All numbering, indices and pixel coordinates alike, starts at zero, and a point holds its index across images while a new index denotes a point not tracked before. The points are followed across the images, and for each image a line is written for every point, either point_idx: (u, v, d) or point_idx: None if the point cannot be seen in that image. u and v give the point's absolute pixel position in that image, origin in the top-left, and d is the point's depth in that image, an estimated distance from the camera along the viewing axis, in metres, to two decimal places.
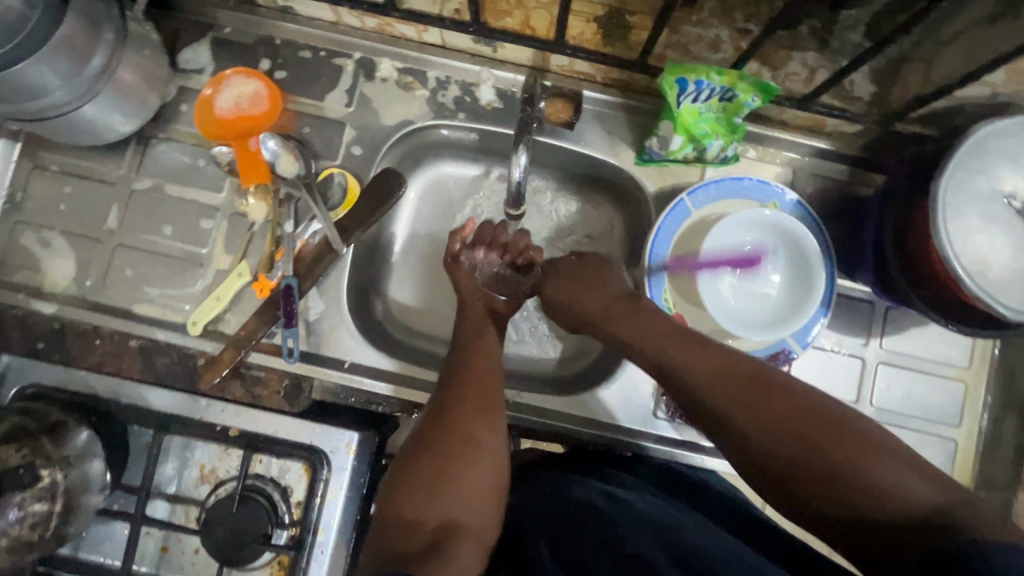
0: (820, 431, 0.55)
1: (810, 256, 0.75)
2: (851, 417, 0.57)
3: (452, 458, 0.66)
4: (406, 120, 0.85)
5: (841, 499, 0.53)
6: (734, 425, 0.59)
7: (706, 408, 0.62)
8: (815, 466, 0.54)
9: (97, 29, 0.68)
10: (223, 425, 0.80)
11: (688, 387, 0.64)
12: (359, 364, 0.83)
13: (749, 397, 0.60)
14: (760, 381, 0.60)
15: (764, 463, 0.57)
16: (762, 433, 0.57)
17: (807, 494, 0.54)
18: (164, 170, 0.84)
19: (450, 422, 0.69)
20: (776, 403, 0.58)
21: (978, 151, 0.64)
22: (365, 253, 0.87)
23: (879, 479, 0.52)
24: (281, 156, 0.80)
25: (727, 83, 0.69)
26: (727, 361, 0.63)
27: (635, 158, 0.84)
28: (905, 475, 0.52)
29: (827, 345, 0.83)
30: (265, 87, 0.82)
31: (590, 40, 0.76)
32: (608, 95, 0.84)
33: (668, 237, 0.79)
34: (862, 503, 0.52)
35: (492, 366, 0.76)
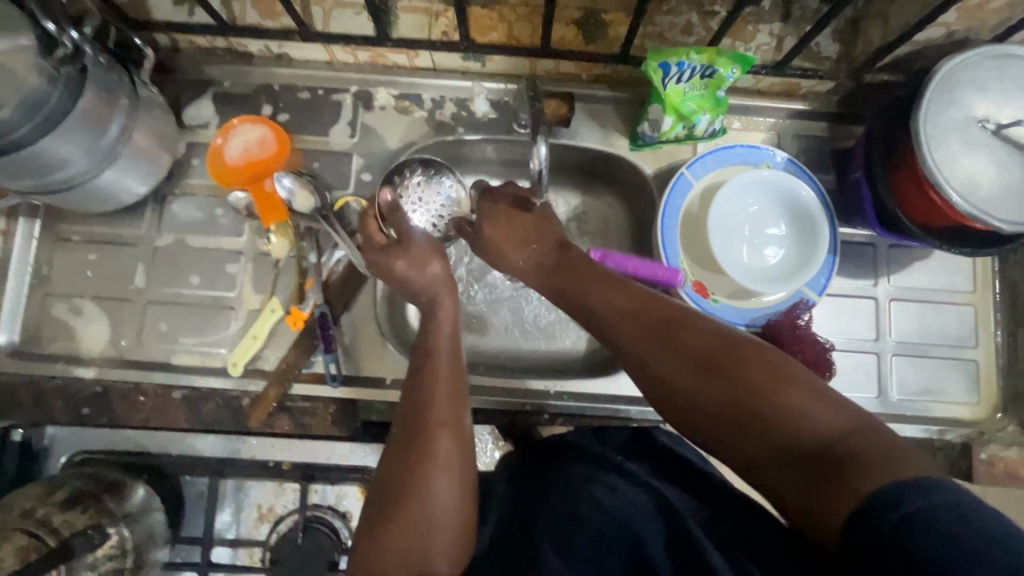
0: (737, 366, 0.54)
1: (810, 206, 0.80)
2: (765, 353, 0.55)
3: (418, 485, 0.55)
4: (409, 141, 0.89)
5: (765, 437, 0.51)
6: (658, 370, 0.58)
7: (627, 355, 0.61)
8: (739, 405, 0.53)
9: (112, 95, 0.71)
10: (274, 461, 0.82)
11: (618, 335, 0.62)
12: (399, 380, 0.84)
13: (669, 339, 0.58)
14: (683, 324, 0.59)
15: (672, 394, 0.57)
16: (680, 375, 0.56)
17: (730, 434, 0.53)
18: (184, 223, 0.87)
19: (417, 441, 0.57)
20: (692, 342, 0.57)
21: (948, 86, 0.69)
22: None
23: (797, 415, 0.50)
24: (297, 193, 0.83)
25: (706, 61, 0.73)
26: (646, 306, 0.62)
27: (630, 145, 0.88)
28: (821, 410, 0.50)
29: (840, 290, 0.87)
30: (271, 131, 0.85)
31: (571, 41, 0.81)
32: (597, 91, 0.88)
33: (676, 211, 0.83)
34: (781, 441, 0.50)
35: (457, 359, 0.65)
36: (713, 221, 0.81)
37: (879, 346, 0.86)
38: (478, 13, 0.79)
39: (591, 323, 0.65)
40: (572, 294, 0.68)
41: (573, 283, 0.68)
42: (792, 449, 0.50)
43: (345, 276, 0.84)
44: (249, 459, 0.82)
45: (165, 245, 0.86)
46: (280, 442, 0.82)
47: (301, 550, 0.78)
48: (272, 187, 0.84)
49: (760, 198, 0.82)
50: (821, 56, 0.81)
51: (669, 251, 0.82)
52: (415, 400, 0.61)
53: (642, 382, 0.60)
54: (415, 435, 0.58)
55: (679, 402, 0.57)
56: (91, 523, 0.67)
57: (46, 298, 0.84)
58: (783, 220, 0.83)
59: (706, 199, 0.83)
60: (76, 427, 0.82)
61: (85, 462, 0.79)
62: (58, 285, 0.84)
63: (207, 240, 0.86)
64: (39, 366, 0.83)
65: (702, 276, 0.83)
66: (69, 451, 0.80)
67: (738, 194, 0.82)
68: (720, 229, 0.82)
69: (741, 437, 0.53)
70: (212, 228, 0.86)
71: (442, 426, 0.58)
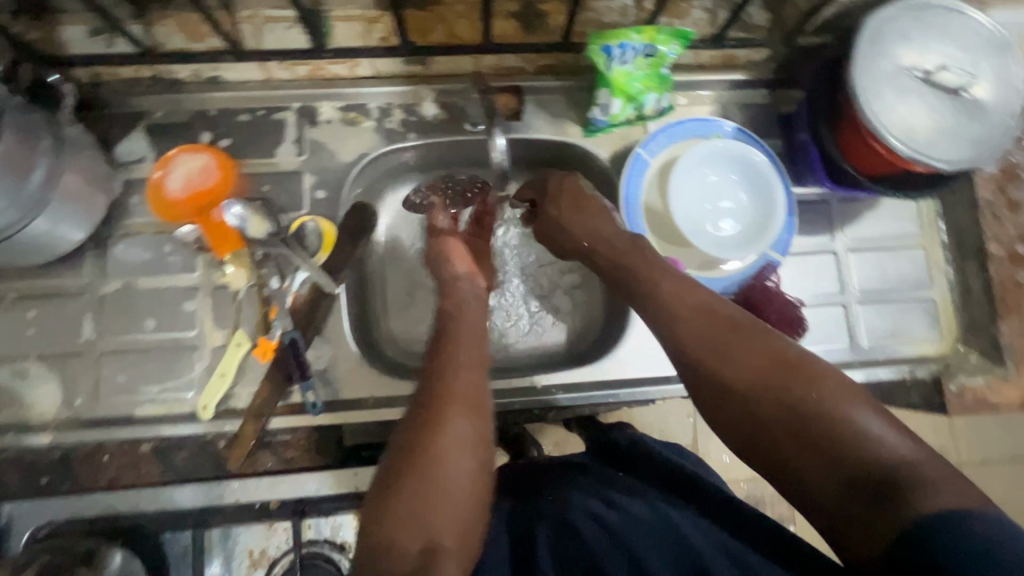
0: (807, 381, 0.49)
1: (764, 171, 0.83)
2: (826, 366, 0.50)
3: (430, 456, 0.51)
4: (359, 153, 0.86)
5: (817, 455, 0.46)
6: (720, 380, 0.53)
7: (696, 365, 0.55)
8: (797, 422, 0.48)
9: (32, 138, 0.66)
10: (261, 502, 0.78)
11: (684, 344, 0.56)
12: (381, 399, 0.80)
13: (738, 351, 0.53)
14: (757, 335, 0.53)
15: (723, 396, 0.52)
16: (744, 386, 0.51)
17: (784, 452, 0.48)
18: (130, 267, 0.81)
19: (433, 415, 0.54)
20: (760, 354, 0.52)
21: (874, 42, 0.72)
22: (357, 291, 0.86)
23: (855, 431, 0.45)
24: (249, 220, 0.77)
25: (648, 39, 0.75)
26: (722, 317, 0.56)
27: (583, 131, 0.88)
28: (891, 439, 0.45)
29: (801, 249, 0.89)
30: (214, 158, 0.79)
31: (512, 35, 0.83)
32: (545, 82, 0.88)
33: (637, 191, 0.84)
34: (830, 459, 0.46)
35: (479, 344, 0.63)
36: (673, 197, 0.83)
37: (844, 297, 0.89)
38: (415, 15, 0.79)
39: (662, 328, 0.59)
40: (652, 308, 0.61)
41: (643, 291, 0.64)
42: (844, 470, 0.45)
43: (312, 299, 0.80)
44: (233, 503, 0.77)
45: (112, 293, 0.80)
46: (260, 485, 0.77)
47: None
48: (220, 216, 0.77)
49: (716, 169, 0.84)
50: (752, 25, 0.84)
51: (636, 230, 0.83)
52: (433, 374, 0.58)
53: (700, 395, 0.55)
54: (431, 410, 0.55)
55: (736, 416, 0.51)
56: None
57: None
58: (743, 187, 0.85)
59: (665, 176, 0.84)
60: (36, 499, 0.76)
61: (51, 537, 0.74)
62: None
63: (158, 280, 0.81)
64: None
65: (670, 252, 0.84)
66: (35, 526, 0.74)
67: (693, 168, 0.84)
68: (680, 204, 0.83)
69: (791, 456, 0.48)
70: (162, 267, 0.82)
71: (461, 398, 0.56)
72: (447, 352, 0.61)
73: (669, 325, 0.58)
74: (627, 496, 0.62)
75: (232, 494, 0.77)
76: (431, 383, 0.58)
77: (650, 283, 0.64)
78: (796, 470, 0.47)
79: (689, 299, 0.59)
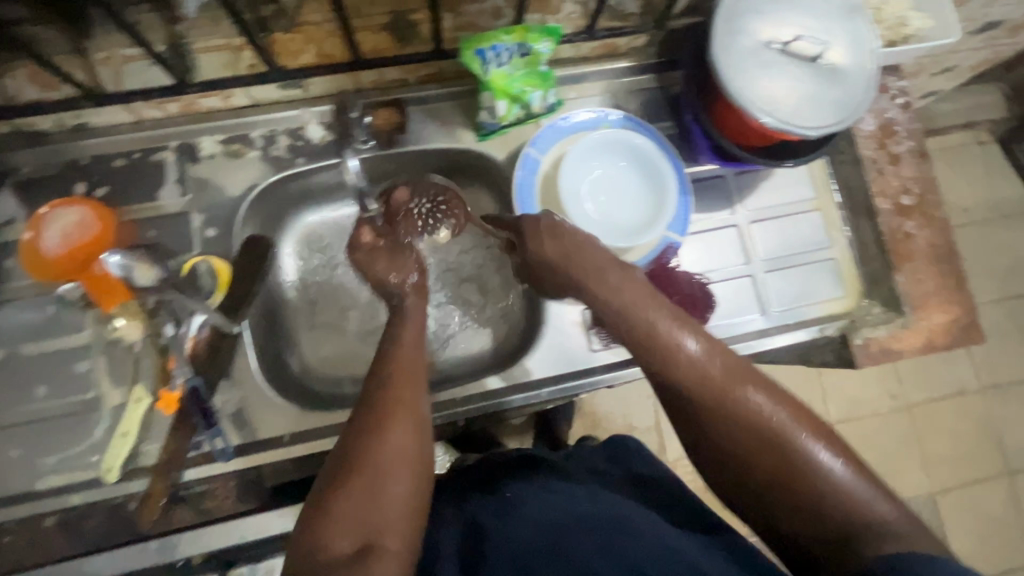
0: (802, 437, 0.55)
1: (650, 153, 0.86)
2: (830, 435, 0.56)
3: (370, 470, 0.53)
4: (249, 188, 0.84)
5: (794, 507, 0.53)
6: (710, 428, 0.58)
7: (694, 417, 0.59)
8: (793, 467, 0.54)
9: None
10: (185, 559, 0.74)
11: (681, 398, 0.60)
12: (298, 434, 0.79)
13: (752, 405, 0.57)
14: (761, 385, 0.58)
15: (723, 453, 0.57)
16: (745, 446, 0.56)
17: (771, 495, 0.54)
18: (13, 338, 0.78)
19: (376, 420, 0.57)
20: (770, 409, 0.56)
21: (729, 21, 0.73)
22: (267, 324, 0.85)
23: (837, 485, 0.52)
24: (134, 268, 0.72)
25: (518, 40, 0.76)
26: (740, 370, 0.59)
27: (476, 135, 0.88)
28: (874, 494, 0.52)
29: (702, 226, 0.91)
30: (90, 211, 0.74)
31: (385, 48, 0.79)
32: (429, 90, 0.87)
33: (529, 189, 0.86)
34: (807, 508, 0.53)
35: (418, 348, 0.67)
36: (565, 191, 0.84)
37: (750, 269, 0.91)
38: (281, 38, 0.73)
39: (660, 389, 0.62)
40: (658, 356, 0.62)
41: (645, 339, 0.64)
42: (825, 522, 0.52)
43: (213, 341, 0.77)
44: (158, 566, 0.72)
45: (2, 366, 0.78)
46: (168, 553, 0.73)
47: None
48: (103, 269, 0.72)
49: (603, 160, 0.87)
50: (626, 13, 0.83)
51: None
52: (371, 401, 0.59)
53: (696, 444, 0.60)
54: (369, 426, 0.57)
55: (731, 468, 0.57)
56: None
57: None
58: (634, 170, 0.88)
59: (554, 172, 0.86)
60: None
61: None
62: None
63: (44, 343, 0.78)
64: None
65: None
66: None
67: (580, 162, 0.86)
68: (574, 198, 0.85)
69: (782, 499, 0.54)
70: (50, 330, 0.78)
71: (404, 401, 0.59)
72: (385, 379, 0.61)
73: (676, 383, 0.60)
74: (576, 498, 0.63)
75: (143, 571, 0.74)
76: (382, 385, 0.61)
77: (642, 314, 0.65)
78: (781, 502, 0.54)
79: (706, 359, 0.60)
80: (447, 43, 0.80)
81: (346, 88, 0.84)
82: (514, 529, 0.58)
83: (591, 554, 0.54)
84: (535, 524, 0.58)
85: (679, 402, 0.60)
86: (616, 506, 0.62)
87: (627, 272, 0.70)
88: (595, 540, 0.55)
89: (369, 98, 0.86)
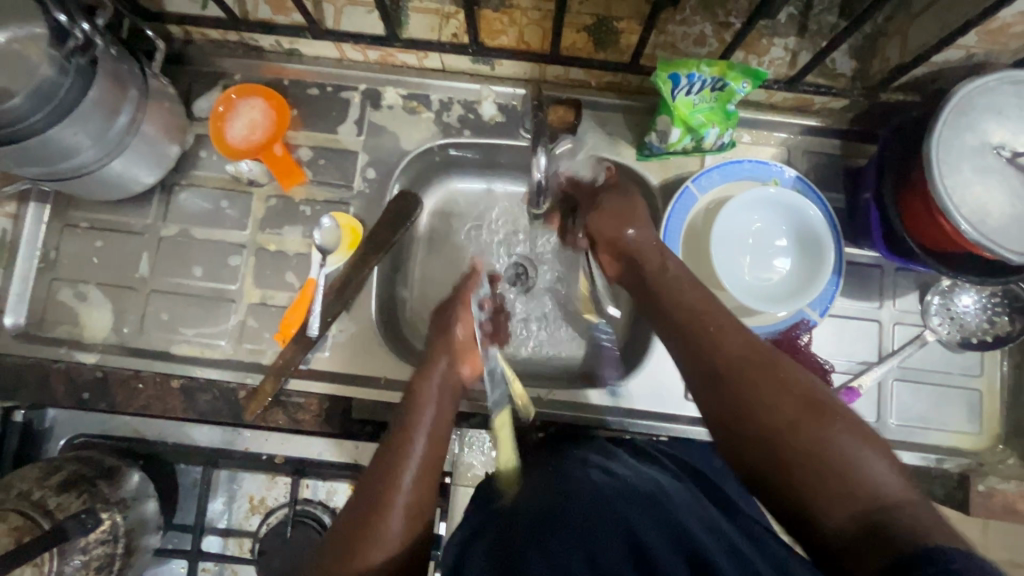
0: (810, 430, 0.51)
1: (822, 246, 0.70)
2: (803, 383, 0.54)
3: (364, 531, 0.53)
4: (607, 136, 0.81)
5: (831, 480, 0.48)
6: (820, 487, 0.48)
7: (774, 457, 0.51)
8: (787, 456, 0.50)
9: None
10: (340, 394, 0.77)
11: (710, 373, 0.58)
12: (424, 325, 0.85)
13: (742, 394, 0.55)
14: (781, 371, 0.55)
15: (842, 494, 0.47)
16: (774, 416, 0.53)
17: (794, 470, 0.50)
18: (348, 109, 0.81)
19: (385, 478, 0.57)
20: (784, 395, 0.53)
21: None
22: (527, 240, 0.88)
23: (856, 467, 0.48)
24: (306, 159, 0.80)
25: (717, 73, 0.68)
26: (749, 354, 0.57)
27: (840, 210, 0.79)
28: (880, 464, 0.48)
29: (991, 458, 0.76)
30: (263, 111, 0.78)
31: (829, 75, 0.73)
32: (824, 144, 0.80)
33: (830, 288, 0.73)
34: (873, 491, 0.47)
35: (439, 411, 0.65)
36: (759, 263, 0.73)
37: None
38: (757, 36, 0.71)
39: (699, 362, 0.59)
40: (694, 350, 0.60)
41: (693, 327, 0.61)
42: (856, 496, 0.47)
43: (397, 212, 0.79)
44: (316, 387, 0.77)
45: (321, 122, 0.81)
46: (341, 356, 0.78)
47: (288, 544, 0.73)
48: (282, 149, 0.79)
49: (800, 244, 0.73)
50: None
51: (800, 318, 0.73)
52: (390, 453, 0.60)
53: (739, 446, 0.54)
54: (372, 487, 0.57)
55: (745, 434, 0.54)
56: (185, 352, 0.77)
57: (95, 243, 0.79)
58: (812, 255, 0.71)
59: (768, 241, 0.74)
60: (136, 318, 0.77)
61: (82, 448, 0.76)
62: (103, 69, 0.63)
63: (366, 140, 0.81)
64: (99, 167, 0.70)
65: (772, 332, 0.73)
66: (66, 436, 0.77)
67: (776, 239, 0.74)
68: (761, 273, 0.73)
69: (797, 477, 0.50)
70: (378, 131, 0.81)
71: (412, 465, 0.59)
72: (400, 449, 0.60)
73: (706, 349, 0.59)
74: (636, 474, 0.60)
75: (307, 361, 0.77)
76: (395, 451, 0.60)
77: (734, 344, 0.58)
78: (766, 430, 0.53)
79: (738, 339, 0.59)
80: (880, 98, 0.73)
81: (751, 98, 0.77)
82: (585, 503, 0.53)
83: (632, 524, 0.50)
84: (584, 487, 0.55)
85: (727, 378, 0.57)
86: (657, 481, 0.58)
87: (814, 369, 0.73)
88: (641, 511, 0.53)
89: (766, 113, 0.79)
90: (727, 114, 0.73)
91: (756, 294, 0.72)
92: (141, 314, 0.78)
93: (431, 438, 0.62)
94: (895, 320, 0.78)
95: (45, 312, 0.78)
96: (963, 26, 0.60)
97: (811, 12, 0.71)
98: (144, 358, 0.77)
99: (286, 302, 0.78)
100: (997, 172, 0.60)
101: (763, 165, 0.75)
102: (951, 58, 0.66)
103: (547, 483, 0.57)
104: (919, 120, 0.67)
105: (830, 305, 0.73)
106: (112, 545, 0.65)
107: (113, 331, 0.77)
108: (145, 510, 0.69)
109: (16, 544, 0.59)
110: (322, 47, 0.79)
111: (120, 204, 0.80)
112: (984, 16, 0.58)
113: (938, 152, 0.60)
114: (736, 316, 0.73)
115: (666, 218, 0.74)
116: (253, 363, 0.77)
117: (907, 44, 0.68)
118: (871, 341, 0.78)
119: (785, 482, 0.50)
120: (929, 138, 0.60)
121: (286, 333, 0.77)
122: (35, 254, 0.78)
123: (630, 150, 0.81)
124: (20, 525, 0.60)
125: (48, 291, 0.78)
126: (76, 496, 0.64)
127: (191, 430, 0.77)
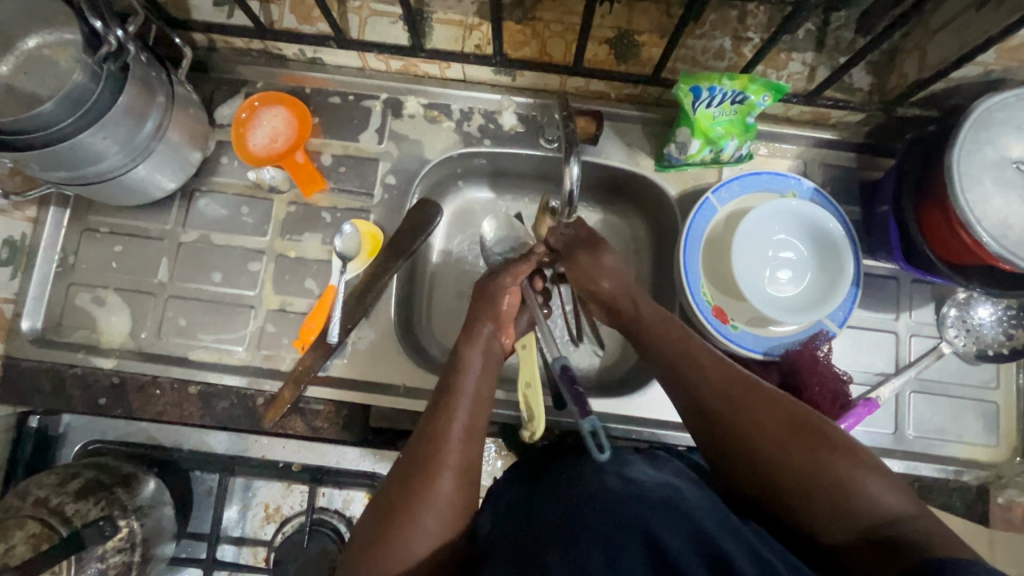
0: (799, 448, 0.52)
1: (840, 257, 0.71)
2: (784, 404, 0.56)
3: (406, 521, 0.51)
4: (625, 147, 0.82)
5: (827, 500, 0.49)
6: (818, 503, 0.49)
7: (772, 477, 0.52)
8: (780, 486, 0.51)
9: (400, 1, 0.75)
10: (358, 400, 0.77)
11: (693, 401, 0.59)
12: (440, 330, 0.85)
13: (724, 418, 0.56)
14: (763, 399, 0.56)
15: (841, 511, 0.48)
16: (759, 443, 0.54)
17: (792, 496, 0.51)
18: (369, 118, 0.82)
19: (422, 473, 0.54)
20: (768, 422, 0.54)
21: None
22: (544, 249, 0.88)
23: (849, 482, 0.49)
24: (327, 165, 0.81)
25: (738, 86, 0.68)
26: (727, 378, 0.59)
27: (857, 221, 0.80)
28: (873, 480, 0.49)
29: (1009, 468, 0.76)
30: (283, 119, 0.78)
31: (844, 90, 0.74)
32: (840, 156, 0.81)
33: (848, 301, 0.74)
34: (867, 503, 0.48)
35: (480, 405, 0.60)
36: (777, 274, 0.74)
37: None
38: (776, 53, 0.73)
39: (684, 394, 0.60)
40: (681, 387, 0.60)
41: (681, 357, 0.62)
42: (857, 515, 0.48)
43: (418, 218, 0.79)
44: (335, 393, 0.76)
45: (342, 130, 0.82)
46: (360, 362, 0.77)
47: (304, 554, 0.73)
48: (304, 156, 0.78)
49: (815, 254, 0.74)
50: None
51: (820, 326, 0.74)
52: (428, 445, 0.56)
53: (733, 469, 0.55)
54: (418, 476, 0.54)
55: (733, 458, 0.55)
56: (202, 357, 0.77)
57: (115, 247, 0.79)
58: (828, 266, 0.73)
59: (785, 252, 0.75)
60: (156, 323, 0.77)
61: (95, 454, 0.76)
62: (134, 75, 0.63)
63: (387, 147, 0.81)
64: (123, 172, 0.70)
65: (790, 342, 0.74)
66: (82, 441, 0.77)
67: (791, 248, 0.75)
68: (778, 283, 0.74)
69: (796, 496, 0.50)
70: (399, 139, 0.82)
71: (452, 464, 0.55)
72: (447, 431, 0.56)
73: (691, 382, 0.60)
74: (651, 476, 0.57)
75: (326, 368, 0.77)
76: (435, 444, 0.56)
77: (714, 371, 0.60)
78: (755, 451, 0.54)
79: (719, 369, 0.60)
80: (896, 111, 0.75)
81: (768, 112, 0.79)
82: (602, 505, 0.51)
83: (653, 531, 0.48)
84: (603, 491, 0.53)
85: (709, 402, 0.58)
86: (674, 485, 0.56)
87: (836, 378, 0.73)
88: (663, 515, 0.50)
89: (782, 126, 0.81)
90: (746, 127, 0.74)
91: (774, 304, 0.72)
92: (159, 319, 0.78)
93: (471, 428, 0.58)
94: (911, 332, 0.78)
95: (62, 318, 0.77)
96: (982, 44, 0.61)
97: (827, 28, 0.72)
98: (162, 364, 0.76)
99: (306, 308, 0.78)
100: (1017, 186, 0.61)
101: (780, 177, 0.76)
102: (969, 74, 0.67)
103: (566, 483, 0.57)
104: (937, 135, 0.68)
105: (848, 317, 0.74)
106: (130, 553, 0.64)
107: (130, 336, 0.77)
108: (161, 517, 0.67)
109: (33, 552, 0.59)
110: (345, 56, 0.79)
111: (141, 209, 0.80)
112: (1004, 34, 0.59)
113: (959, 165, 0.61)
114: (755, 327, 0.74)
115: (686, 228, 0.74)
116: (272, 369, 0.77)
117: (924, 60, 0.69)
118: (888, 353, 0.78)
119: (786, 498, 0.51)
120: (949, 153, 0.61)
121: (305, 340, 0.77)
122: (53, 258, 0.78)
123: (648, 161, 0.82)
124: (37, 532, 0.60)
125: (67, 295, 0.78)
126: (94, 504, 0.63)
127: (208, 436, 0.77)
